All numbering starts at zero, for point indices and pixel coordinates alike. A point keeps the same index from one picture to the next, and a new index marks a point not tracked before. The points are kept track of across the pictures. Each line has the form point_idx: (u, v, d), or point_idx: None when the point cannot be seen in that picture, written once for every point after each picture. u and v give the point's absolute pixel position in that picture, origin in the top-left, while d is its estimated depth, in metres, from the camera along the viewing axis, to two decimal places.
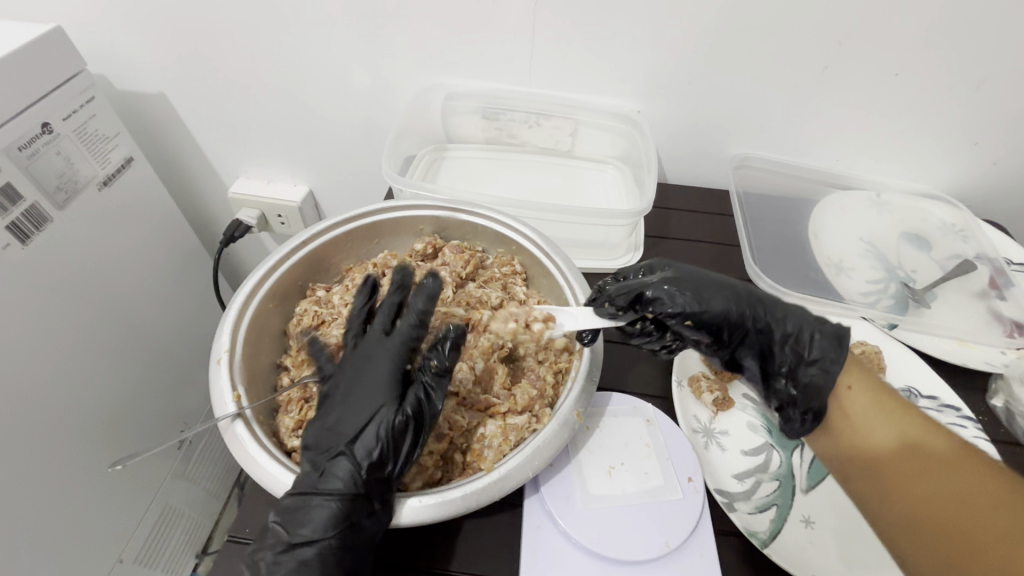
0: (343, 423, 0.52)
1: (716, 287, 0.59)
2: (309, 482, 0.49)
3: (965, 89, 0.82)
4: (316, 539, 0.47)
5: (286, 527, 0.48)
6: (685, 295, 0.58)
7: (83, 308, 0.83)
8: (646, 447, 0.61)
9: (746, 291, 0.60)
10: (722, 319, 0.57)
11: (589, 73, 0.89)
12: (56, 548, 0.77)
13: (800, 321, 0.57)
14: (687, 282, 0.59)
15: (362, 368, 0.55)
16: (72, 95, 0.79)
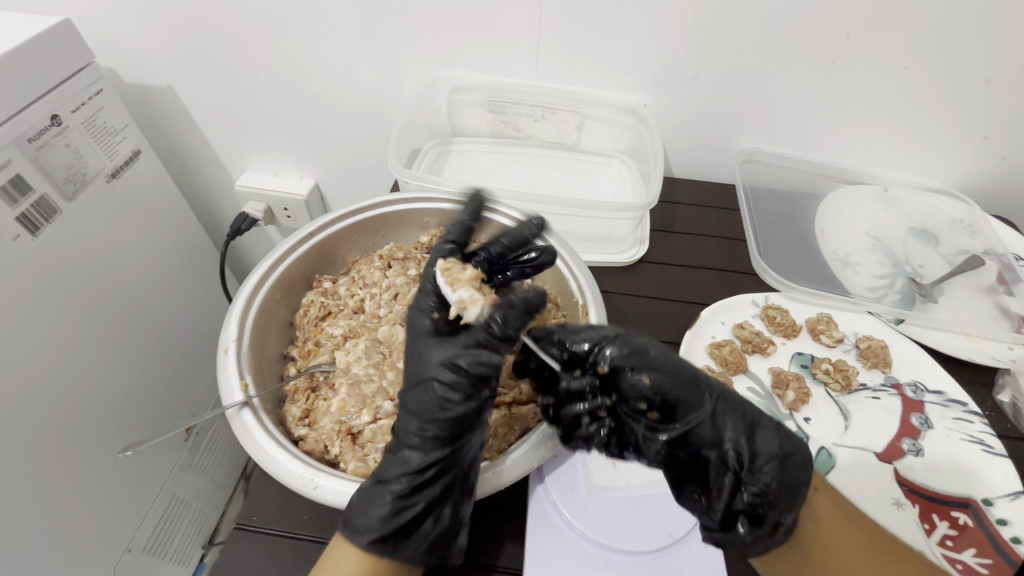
0: (416, 404, 0.51)
1: (677, 371, 0.52)
2: (403, 458, 0.50)
3: (975, 83, 0.81)
4: (394, 513, 0.48)
5: (364, 498, 0.48)
6: (643, 350, 0.52)
7: (93, 300, 0.83)
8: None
9: (716, 388, 0.53)
10: (683, 387, 0.51)
11: (595, 66, 0.88)
12: (64, 534, 0.78)
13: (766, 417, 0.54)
14: (642, 350, 0.52)
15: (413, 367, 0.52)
16: (81, 88, 0.80)
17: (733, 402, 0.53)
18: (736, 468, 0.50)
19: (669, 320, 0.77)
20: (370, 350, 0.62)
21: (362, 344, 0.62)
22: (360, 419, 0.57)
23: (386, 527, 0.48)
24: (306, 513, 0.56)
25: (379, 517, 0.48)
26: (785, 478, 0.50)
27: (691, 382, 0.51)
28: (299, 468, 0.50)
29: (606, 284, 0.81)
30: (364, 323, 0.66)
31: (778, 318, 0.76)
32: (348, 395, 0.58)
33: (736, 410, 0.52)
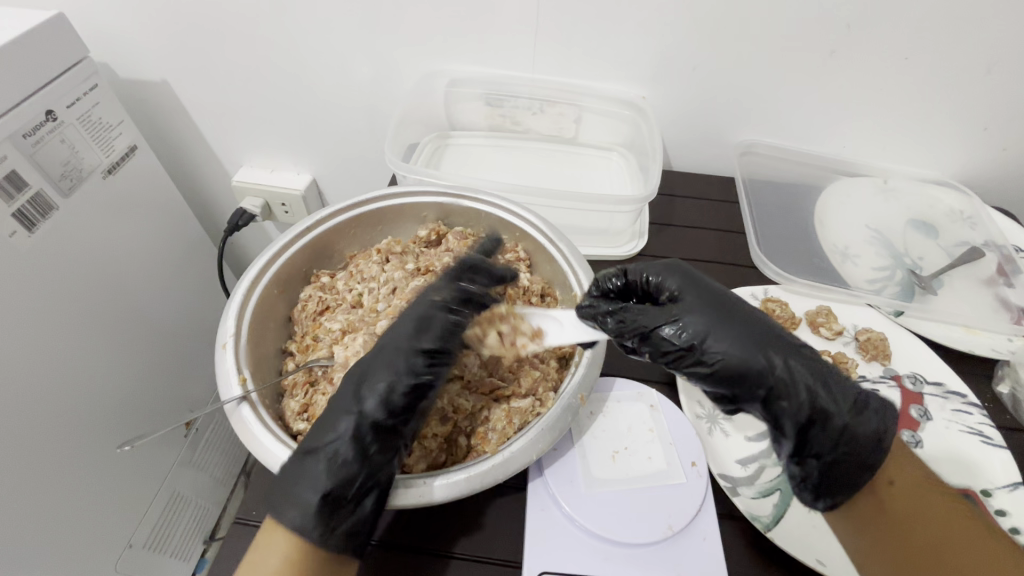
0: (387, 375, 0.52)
1: (742, 341, 0.51)
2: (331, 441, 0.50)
3: (976, 73, 0.80)
4: (320, 485, 0.48)
5: (300, 458, 0.49)
6: (701, 322, 0.52)
7: (92, 297, 0.83)
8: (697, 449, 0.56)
9: (791, 355, 0.51)
10: (742, 361, 0.50)
11: (592, 58, 0.88)
12: (66, 528, 0.79)
13: (837, 378, 0.52)
14: (698, 320, 0.52)
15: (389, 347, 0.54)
16: (76, 83, 0.79)
17: (805, 363, 0.51)
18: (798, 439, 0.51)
19: None
20: (369, 344, 0.61)
21: (361, 339, 0.61)
22: None
23: (307, 505, 0.48)
24: None
25: (311, 495, 0.48)
26: (865, 441, 0.50)
27: (752, 352, 0.50)
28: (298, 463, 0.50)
29: None
30: (362, 318, 0.65)
31: (778, 311, 0.76)
32: None
33: (809, 375, 0.51)
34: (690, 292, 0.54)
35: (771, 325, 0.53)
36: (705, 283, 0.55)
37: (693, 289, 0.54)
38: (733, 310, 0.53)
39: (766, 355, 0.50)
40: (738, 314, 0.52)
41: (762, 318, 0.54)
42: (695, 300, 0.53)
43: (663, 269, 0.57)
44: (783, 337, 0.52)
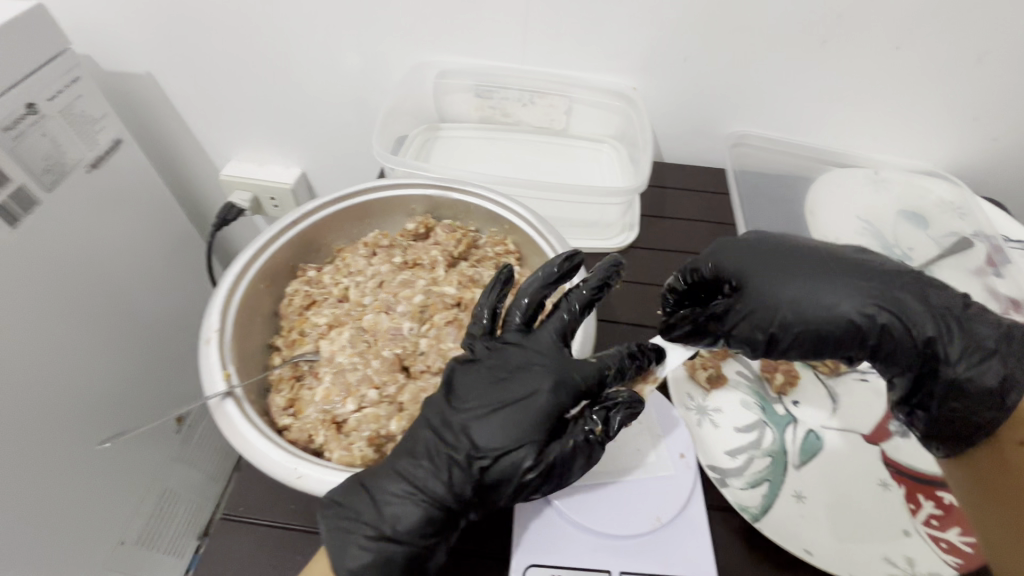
0: (507, 409, 0.49)
1: (829, 309, 0.52)
2: (415, 480, 0.48)
3: (965, 63, 0.80)
4: (406, 528, 0.46)
5: (398, 473, 0.48)
6: (771, 302, 0.54)
7: (76, 292, 0.82)
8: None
9: (879, 308, 0.51)
10: (839, 323, 0.52)
11: (582, 48, 0.87)
12: (54, 526, 0.78)
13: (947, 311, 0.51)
14: (768, 297, 0.54)
15: (501, 365, 0.51)
16: (57, 75, 0.78)
17: (901, 302, 0.52)
18: (913, 387, 0.53)
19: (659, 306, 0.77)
20: (355, 339, 0.61)
21: (347, 333, 0.61)
22: (344, 408, 0.56)
23: (408, 527, 0.46)
24: (294, 502, 0.56)
25: (409, 521, 0.46)
26: (996, 388, 0.48)
27: (843, 314, 0.52)
28: (282, 458, 0.49)
29: (596, 270, 0.81)
30: (348, 312, 0.65)
31: None
32: (333, 383, 0.58)
33: (910, 315, 0.51)
34: (752, 268, 0.56)
35: (863, 273, 0.53)
36: (775, 249, 0.57)
37: (753, 267, 0.56)
38: (809, 277, 0.54)
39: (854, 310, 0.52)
40: (818, 276, 0.54)
41: (843, 264, 0.55)
42: (754, 277, 0.55)
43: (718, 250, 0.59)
44: (872, 285, 0.52)
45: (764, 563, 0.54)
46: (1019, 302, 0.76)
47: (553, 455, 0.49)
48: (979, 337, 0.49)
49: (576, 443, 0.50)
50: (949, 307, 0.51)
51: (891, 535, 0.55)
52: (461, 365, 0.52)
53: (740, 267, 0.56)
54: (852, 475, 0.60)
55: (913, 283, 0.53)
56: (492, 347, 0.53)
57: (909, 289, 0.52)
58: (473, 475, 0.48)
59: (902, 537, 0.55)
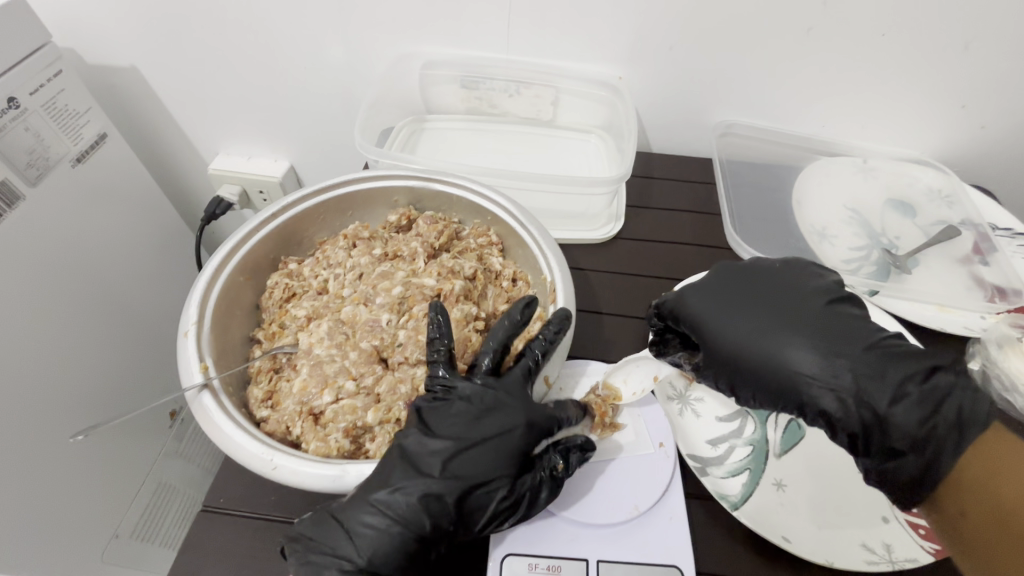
0: (477, 445, 0.51)
1: (780, 367, 0.54)
2: (386, 505, 0.48)
3: (953, 50, 0.79)
4: (372, 558, 0.47)
5: (372, 504, 0.48)
6: (728, 358, 0.57)
7: (60, 283, 0.81)
8: (630, 395, 0.63)
9: (824, 370, 0.52)
10: (772, 400, 0.55)
11: (567, 38, 0.86)
12: (43, 526, 0.75)
13: (876, 401, 0.50)
14: (724, 353, 0.57)
15: (477, 403, 0.53)
16: (39, 69, 0.77)
17: (832, 384, 0.51)
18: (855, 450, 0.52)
19: (641, 296, 0.77)
20: (334, 331, 0.61)
21: (325, 325, 0.61)
22: (321, 400, 0.56)
23: (384, 558, 0.47)
24: (275, 494, 0.56)
25: (378, 546, 0.47)
26: (910, 482, 0.49)
27: (776, 392, 0.54)
28: (258, 448, 0.50)
29: (580, 261, 0.80)
30: (328, 304, 0.65)
31: None
32: (311, 375, 0.58)
33: (835, 407, 0.51)
34: (708, 329, 0.58)
35: (822, 331, 0.54)
36: (744, 298, 0.59)
37: (714, 321, 0.58)
38: (764, 336, 0.55)
39: (783, 391, 0.54)
40: (773, 332, 0.55)
41: (799, 327, 0.55)
42: (714, 330, 0.58)
43: (682, 303, 0.61)
44: (827, 346, 0.53)
45: (742, 550, 0.54)
46: (1003, 289, 0.77)
47: (522, 487, 0.52)
48: (900, 435, 0.49)
49: (541, 475, 0.53)
50: (894, 378, 0.50)
51: (872, 522, 0.55)
52: (431, 404, 0.53)
53: (699, 326, 0.59)
54: (833, 463, 0.60)
55: (868, 347, 0.52)
56: (463, 384, 0.54)
57: (862, 353, 0.52)
58: (450, 507, 0.49)
59: (882, 524, 0.55)
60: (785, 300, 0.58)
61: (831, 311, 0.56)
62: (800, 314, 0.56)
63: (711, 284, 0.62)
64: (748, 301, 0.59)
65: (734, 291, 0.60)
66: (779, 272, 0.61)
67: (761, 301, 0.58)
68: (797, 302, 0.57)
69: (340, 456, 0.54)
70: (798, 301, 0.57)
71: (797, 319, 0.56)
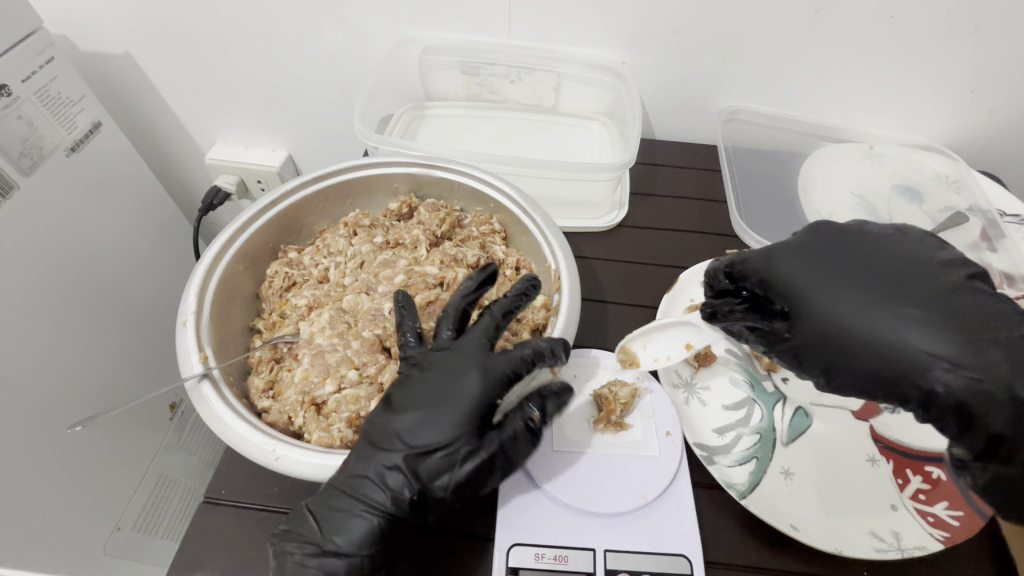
0: (428, 407, 0.49)
1: (901, 345, 0.46)
2: (345, 485, 0.48)
3: (963, 32, 0.78)
4: (338, 538, 0.47)
5: (334, 486, 0.48)
6: (837, 334, 0.48)
7: (55, 273, 0.80)
8: (648, 360, 0.63)
9: (945, 347, 0.45)
10: (884, 387, 0.47)
11: (570, 22, 0.85)
12: (43, 518, 0.74)
13: (1019, 391, 0.44)
14: (831, 328, 0.49)
15: (431, 366, 0.51)
16: (31, 55, 0.75)
17: (953, 367, 0.45)
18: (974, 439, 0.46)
19: (646, 284, 0.76)
20: (335, 320, 0.60)
21: (327, 314, 0.61)
22: (324, 389, 0.56)
23: (351, 537, 0.46)
24: (277, 485, 0.56)
25: (347, 527, 0.47)
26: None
27: (891, 377, 0.46)
28: (260, 439, 0.49)
29: (583, 250, 0.79)
30: (329, 293, 0.64)
31: None
32: (312, 364, 0.57)
33: (968, 395, 0.44)
34: (810, 297, 0.50)
35: (940, 304, 0.48)
36: (847, 264, 0.51)
37: (818, 291, 0.50)
38: (878, 308, 0.48)
39: (903, 376, 0.46)
40: (887, 303, 0.48)
41: (913, 299, 0.48)
42: (815, 301, 0.50)
43: (773, 265, 0.53)
44: (945, 320, 0.47)
45: (749, 539, 0.53)
46: (1012, 277, 0.75)
47: (488, 445, 0.49)
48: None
49: (515, 429, 0.51)
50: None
51: (880, 510, 0.55)
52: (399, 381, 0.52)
53: (798, 295, 0.51)
54: (840, 451, 0.59)
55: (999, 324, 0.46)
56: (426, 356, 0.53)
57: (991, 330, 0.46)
58: (409, 478, 0.48)
59: (890, 512, 0.55)
60: (899, 271, 0.50)
61: (957, 288, 0.49)
62: (913, 285, 0.49)
63: (808, 248, 0.54)
64: (854, 269, 0.51)
65: (834, 257, 0.52)
66: (887, 241, 0.53)
67: (869, 269, 0.51)
68: (912, 273, 0.50)
69: (343, 446, 0.53)
70: (915, 273, 0.50)
71: (914, 292, 0.49)
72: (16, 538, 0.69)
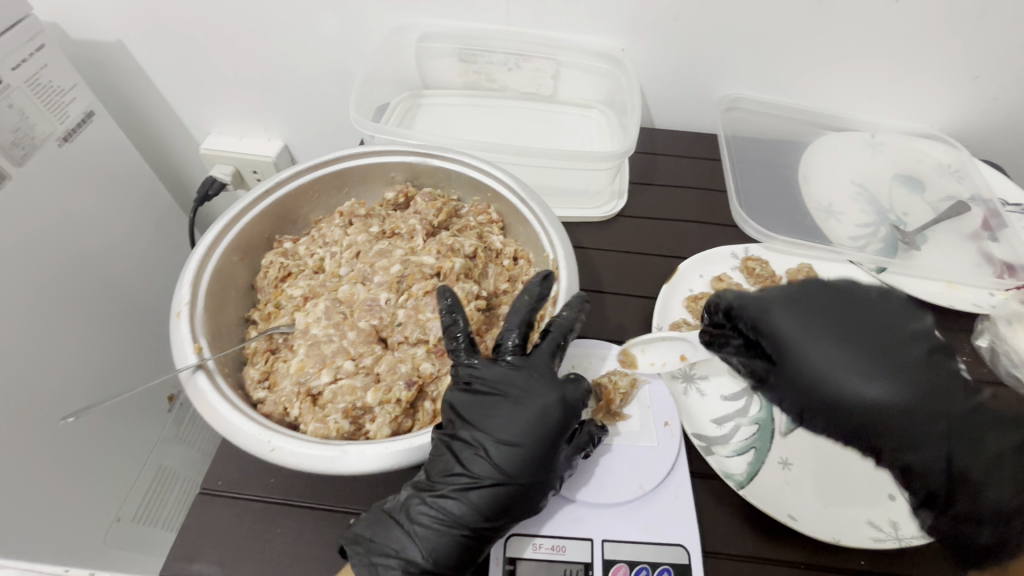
0: (515, 430, 0.50)
1: (876, 409, 0.46)
2: (431, 501, 0.49)
3: (967, 19, 0.77)
4: (417, 554, 0.47)
5: (422, 502, 0.49)
6: (816, 385, 0.48)
7: (49, 263, 0.79)
8: (647, 364, 0.64)
9: (920, 418, 0.45)
10: (848, 435, 0.48)
11: (569, 8, 0.83)
12: (40, 508, 0.74)
13: (958, 457, 0.45)
14: (811, 381, 0.48)
15: (511, 393, 0.51)
16: (21, 42, 0.74)
17: (907, 426, 0.45)
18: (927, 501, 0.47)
19: (645, 275, 0.75)
20: (331, 310, 0.60)
21: (322, 304, 0.60)
22: (320, 380, 0.55)
23: (432, 552, 0.47)
24: (274, 476, 0.55)
25: (429, 545, 0.47)
26: (985, 549, 0.45)
27: (855, 428, 0.47)
28: (254, 431, 0.48)
29: (582, 240, 0.79)
30: (324, 283, 0.64)
31: (758, 269, 0.74)
32: (308, 355, 0.57)
33: (920, 460, 0.45)
34: (797, 347, 0.50)
35: (926, 374, 0.46)
36: (839, 317, 0.50)
37: (803, 343, 0.50)
38: (864, 367, 0.47)
39: (864, 426, 0.46)
40: (876, 367, 0.47)
41: (902, 360, 0.47)
42: (802, 353, 0.49)
43: (766, 314, 0.52)
44: (928, 391, 0.45)
45: (746, 529, 0.53)
46: (1013, 265, 0.75)
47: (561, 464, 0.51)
48: (989, 502, 0.44)
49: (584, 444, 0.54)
50: (998, 441, 0.44)
51: (877, 500, 0.55)
52: (467, 394, 0.52)
53: (783, 344, 0.51)
54: None
55: (975, 405, 0.45)
56: (491, 370, 0.52)
57: (962, 403, 0.45)
58: (497, 498, 0.48)
59: (888, 502, 0.54)
60: (885, 325, 0.49)
61: (938, 358, 0.47)
62: (905, 347, 0.47)
63: (801, 297, 0.52)
64: (843, 323, 0.50)
65: (825, 309, 0.51)
66: (879, 296, 0.51)
67: (854, 323, 0.49)
68: (901, 330, 0.48)
69: (339, 436, 0.52)
70: (902, 331, 0.48)
71: (899, 351, 0.47)
72: (15, 529, 0.69)
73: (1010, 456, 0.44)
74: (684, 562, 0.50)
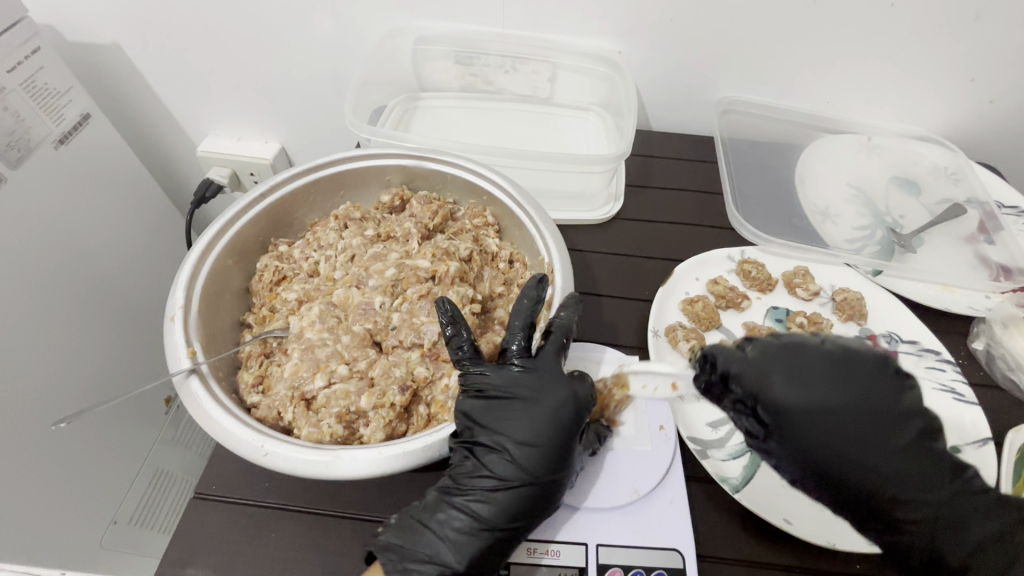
0: (531, 430, 0.50)
1: (870, 489, 0.47)
2: (462, 503, 0.49)
3: (962, 21, 0.77)
4: (451, 556, 0.47)
5: (452, 504, 0.49)
6: (815, 465, 0.48)
7: (44, 266, 0.79)
8: (642, 390, 0.57)
9: (910, 497, 0.47)
10: (841, 506, 0.49)
11: (565, 11, 0.83)
12: (36, 511, 0.74)
13: (942, 543, 0.47)
14: (811, 462, 0.48)
15: (522, 394, 0.52)
16: (16, 45, 0.74)
17: (893, 510, 0.47)
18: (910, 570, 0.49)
19: (641, 278, 0.75)
20: (325, 314, 0.60)
21: (317, 308, 0.60)
22: (313, 384, 0.55)
23: (466, 555, 0.47)
24: (268, 480, 0.55)
25: (462, 546, 0.47)
26: None
27: (849, 502, 0.48)
28: (246, 436, 0.48)
29: (579, 243, 0.79)
30: (318, 287, 0.64)
31: (754, 272, 0.74)
32: (302, 359, 0.57)
33: (908, 537, 0.47)
34: (797, 427, 0.48)
35: (916, 455, 0.48)
36: (836, 393, 0.48)
37: (804, 425, 0.48)
38: (861, 448, 0.47)
39: (857, 504, 0.48)
40: (873, 447, 0.47)
41: (895, 438, 0.48)
42: (804, 437, 0.48)
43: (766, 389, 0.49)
44: (917, 472, 0.47)
45: (741, 532, 0.53)
46: (1009, 268, 0.75)
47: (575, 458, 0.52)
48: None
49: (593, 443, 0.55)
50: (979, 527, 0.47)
51: None
52: (479, 401, 0.52)
53: (785, 424, 0.48)
54: None
55: (960, 486, 0.48)
56: (496, 373, 0.53)
57: (948, 482, 0.47)
58: (522, 497, 0.49)
59: None
60: (881, 405, 0.48)
61: (927, 435, 0.49)
62: (899, 424, 0.48)
63: (800, 368, 0.49)
64: (842, 399, 0.48)
65: (825, 382, 0.49)
66: (874, 365, 0.50)
67: (854, 403, 0.48)
68: (895, 404, 0.48)
69: (333, 441, 0.52)
70: (897, 406, 0.48)
71: (894, 429, 0.48)
72: (10, 533, 0.69)
73: (992, 544, 0.46)
74: (679, 566, 0.50)
